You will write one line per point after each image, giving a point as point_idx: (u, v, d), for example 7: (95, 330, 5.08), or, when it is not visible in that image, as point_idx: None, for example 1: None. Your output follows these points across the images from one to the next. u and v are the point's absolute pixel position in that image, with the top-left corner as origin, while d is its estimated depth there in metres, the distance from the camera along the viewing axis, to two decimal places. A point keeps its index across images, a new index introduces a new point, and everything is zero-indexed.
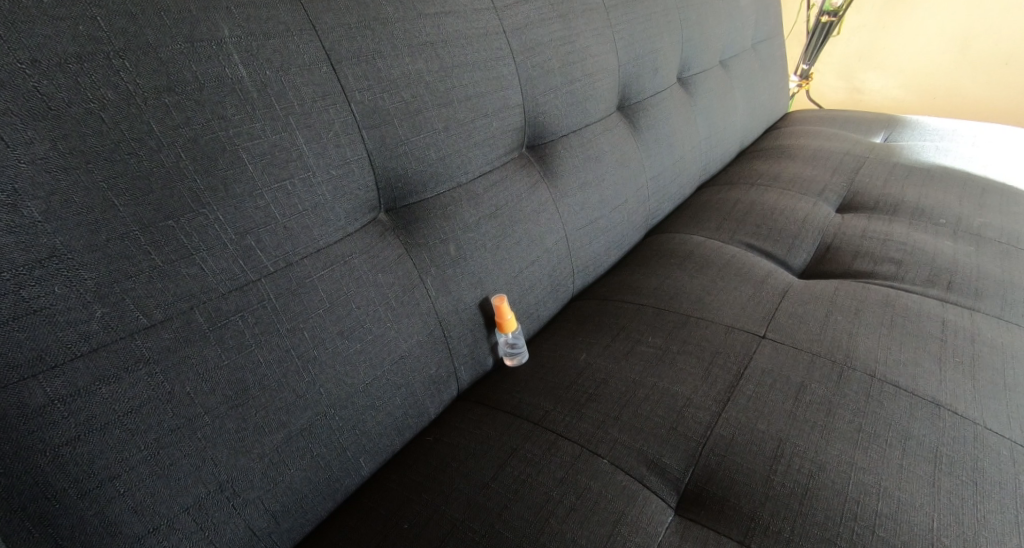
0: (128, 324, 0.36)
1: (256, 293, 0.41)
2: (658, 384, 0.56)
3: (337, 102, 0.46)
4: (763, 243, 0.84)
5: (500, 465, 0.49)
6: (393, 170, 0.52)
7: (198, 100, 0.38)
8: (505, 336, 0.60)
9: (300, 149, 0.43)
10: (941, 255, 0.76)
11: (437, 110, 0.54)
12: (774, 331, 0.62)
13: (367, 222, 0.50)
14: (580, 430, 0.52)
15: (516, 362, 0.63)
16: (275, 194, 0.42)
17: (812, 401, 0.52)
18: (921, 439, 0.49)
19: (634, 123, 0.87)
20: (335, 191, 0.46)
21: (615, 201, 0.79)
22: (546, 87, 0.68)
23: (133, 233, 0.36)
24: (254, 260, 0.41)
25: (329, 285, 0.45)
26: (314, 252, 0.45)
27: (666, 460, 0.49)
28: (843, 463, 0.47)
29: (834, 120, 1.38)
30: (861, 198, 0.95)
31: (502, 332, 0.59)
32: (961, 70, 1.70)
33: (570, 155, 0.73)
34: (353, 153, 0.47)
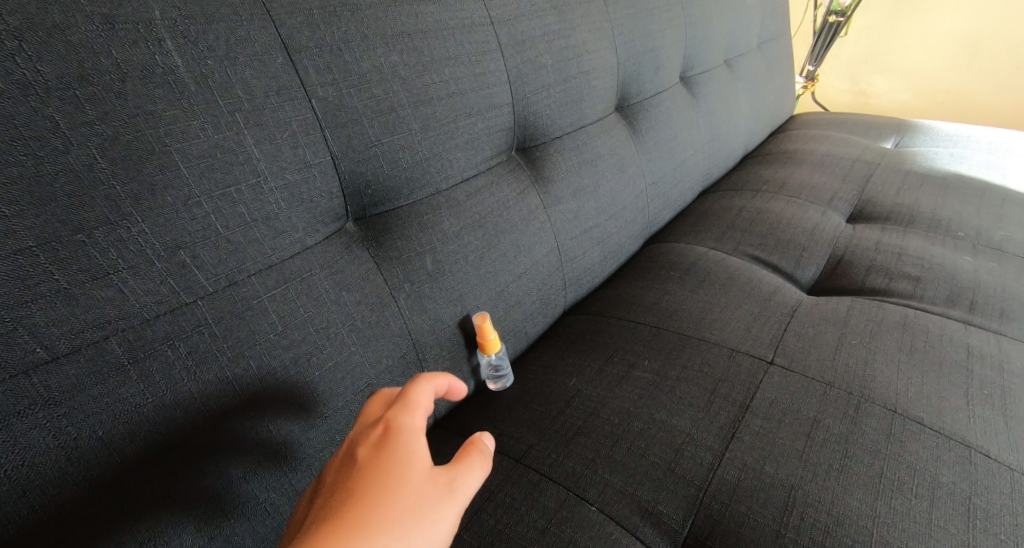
0: (25, 358, 0.30)
1: (191, 318, 0.35)
2: (654, 417, 0.50)
3: (295, 98, 0.40)
4: (770, 255, 0.78)
5: (475, 512, 0.44)
6: (362, 175, 0.46)
7: (117, 92, 0.32)
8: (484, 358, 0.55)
9: (248, 150, 0.37)
10: (961, 271, 0.71)
11: (415, 108, 0.49)
12: (782, 357, 0.56)
13: (331, 233, 0.45)
14: (566, 469, 0.46)
15: (500, 387, 0.57)
16: (216, 202, 0.36)
17: (825, 440, 0.47)
18: (951, 487, 0.44)
19: (633, 124, 0.82)
20: (291, 199, 0.40)
21: (611, 208, 0.74)
22: (538, 85, 0.62)
23: (29, 250, 0.30)
24: (189, 280, 0.35)
25: (281, 307, 0.40)
26: (265, 269, 0.39)
27: (662, 508, 0.44)
28: (865, 516, 0.42)
29: (842, 123, 1.32)
30: (873, 207, 0.90)
31: (483, 353, 0.54)
32: (970, 74, 1.65)
33: (563, 160, 0.67)
34: (313, 155, 0.42)
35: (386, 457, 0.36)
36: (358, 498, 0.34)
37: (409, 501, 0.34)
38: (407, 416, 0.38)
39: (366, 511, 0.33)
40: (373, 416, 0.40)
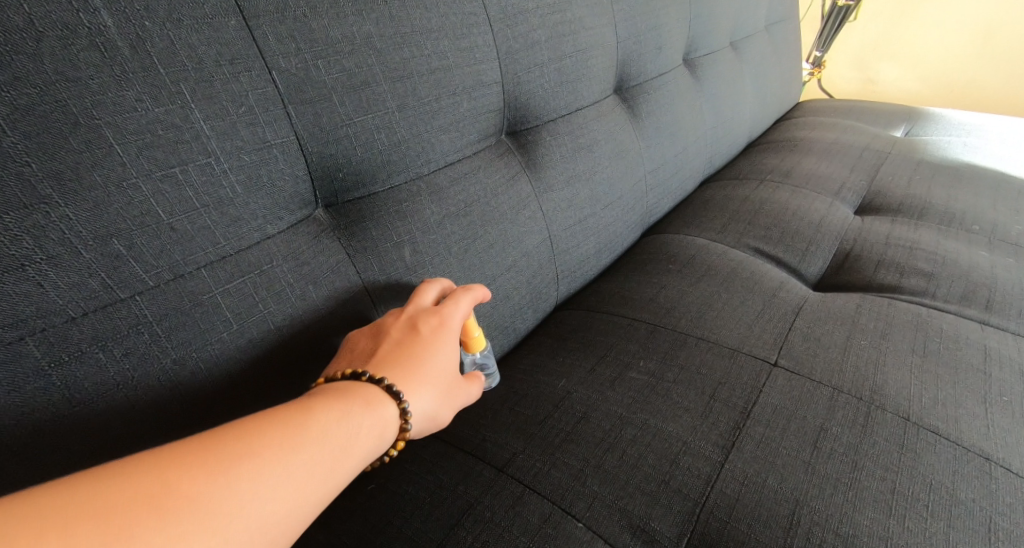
0: None
1: (127, 316, 0.31)
2: (649, 423, 0.46)
3: (252, 69, 0.36)
4: (773, 248, 0.74)
5: (450, 527, 0.40)
6: (333, 157, 0.42)
7: (34, 56, 0.28)
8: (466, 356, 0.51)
9: (196, 127, 0.33)
10: (977, 267, 0.67)
11: (393, 85, 0.44)
12: (787, 359, 0.53)
13: (297, 221, 0.41)
14: (551, 480, 0.43)
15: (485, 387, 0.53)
16: (157, 184, 0.32)
17: (833, 451, 0.44)
18: (970, 506, 0.40)
19: (633, 108, 0.77)
20: (249, 183, 0.36)
21: (608, 197, 0.70)
22: (531, 63, 0.58)
23: None
24: (124, 273, 0.31)
25: (236, 304, 0.36)
26: (217, 261, 0.35)
27: (654, 525, 0.40)
28: (876, 537, 0.38)
29: (851, 110, 1.27)
30: (882, 198, 0.86)
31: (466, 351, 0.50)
32: (982, 63, 1.59)
33: (557, 145, 0.63)
34: (275, 134, 0.37)
35: (443, 350, 0.43)
36: (420, 374, 0.41)
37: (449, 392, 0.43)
38: (458, 323, 0.44)
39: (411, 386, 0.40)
40: (425, 300, 0.45)
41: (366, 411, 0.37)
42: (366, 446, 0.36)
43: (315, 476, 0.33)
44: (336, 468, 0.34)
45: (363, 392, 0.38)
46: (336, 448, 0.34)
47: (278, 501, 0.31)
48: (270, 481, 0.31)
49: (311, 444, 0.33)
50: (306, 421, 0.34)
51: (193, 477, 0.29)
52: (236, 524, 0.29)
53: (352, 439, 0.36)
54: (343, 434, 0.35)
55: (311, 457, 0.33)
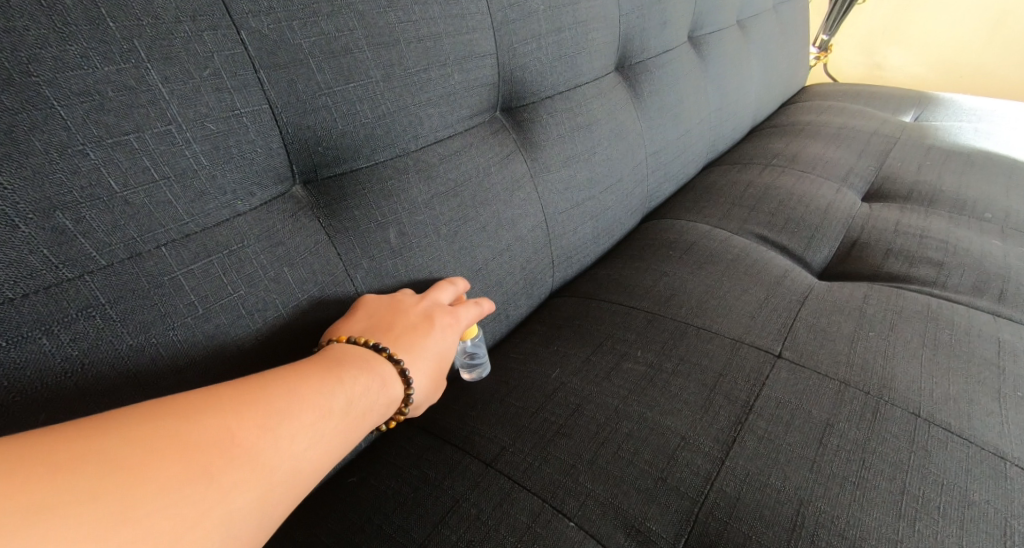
0: None
1: (78, 298, 0.29)
2: (646, 417, 0.44)
3: (218, 28, 0.32)
4: (778, 235, 0.72)
5: (434, 526, 0.38)
6: (310, 129, 0.39)
7: None
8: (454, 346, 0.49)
9: (154, 90, 0.30)
10: (989, 256, 0.64)
11: (377, 52, 0.41)
12: (792, 350, 0.50)
13: (271, 198, 0.38)
14: (542, 476, 0.41)
15: (478, 376, 0.52)
16: (109, 152, 0.29)
17: (839, 449, 0.41)
18: (984, 507, 0.38)
19: (634, 86, 0.74)
20: (216, 155, 0.33)
21: (607, 179, 0.67)
22: (528, 34, 0.55)
23: None
24: (74, 250, 0.28)
25: (203, 286, 0.33)
26: (180, 239, 0.32)
27: (651, 525, 0.38)
28: (885, 540, 0.36)
29: (858, 94, 1.24)
30: (891, 184, 0.83)
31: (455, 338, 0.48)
32: (993, 48, 1.56)
33: (554, 123, 0.60)
34: (244, 102, 0.34)
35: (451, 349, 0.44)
36: (427, 367, 0.41)
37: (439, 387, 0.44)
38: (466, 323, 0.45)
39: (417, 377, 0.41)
40: (443, 294, 0.45)
41: (379, 394, 0.38)
42: (387, 410, 0.39)
43: (351, 433, 0.35)
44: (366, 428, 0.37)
45: (381, 372, 0.38)
46: (368, 409, 0.37)
47: (324, 454, 0.33)
48: (318, 435, 0.33)
49: (348, 404, 0.35)
50: (342, 383, 0.35)
51: (254, 427, 0.30)
52: (292, 472, 0.31)
53: (380, 403, 0.38)
54: (372, 398, 0.37)
55: (350, 416, 0.35)
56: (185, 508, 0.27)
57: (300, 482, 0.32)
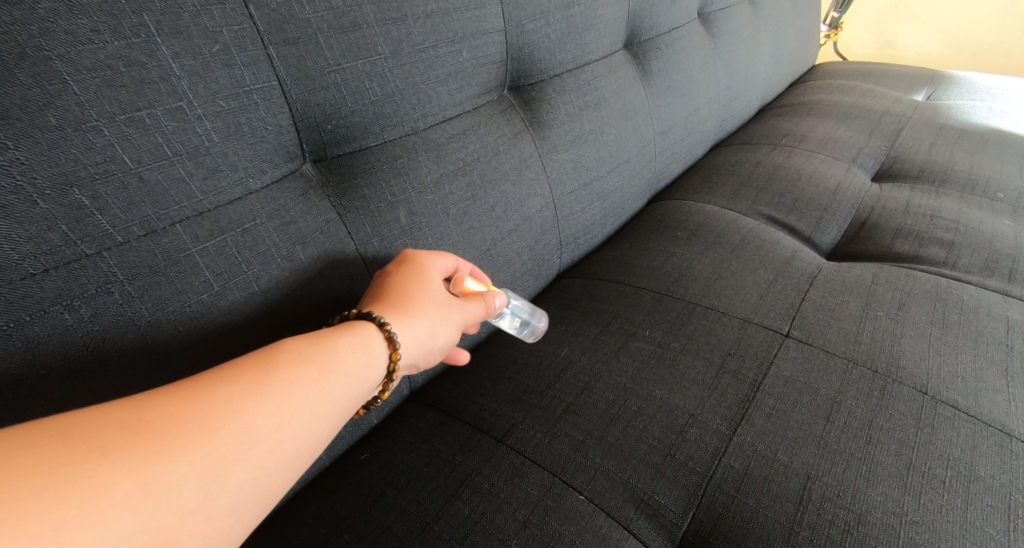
0: None
1: (96, 274, 0.29)
2: (654, 395, 0.45)
3: (226, 3, 0.32)
4: (786, 215, 0.71)
5: (447, 500, 0.39)
6: (320, 107, 0.38)
7: None
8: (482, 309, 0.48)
9: (164, 65, 0.30)
10: (1001, 236, 0.64)
11: (385, 29, 0.41)
12: (800, 329, 0.51)
13: (282, 176, 0.38)
14: (552, 452, 0.41)
15: (541, 328, 0.53)
16: (122, 128, 0.29)
17: (846, 425, 0.42)
18: (989, 482, 0.39)
19: (642, 64, 0.73)
20: (226, 131, 0.33)
21: (615, 159, 0.66)
22: (536, 10, 0.54)
23: None
24: (90, 226, 0.29)
25: (217, 264, 0.34)
26: (195, 216, 0.33)
27: (660, 499, 0.39)
28: (891, 514, 0.36)
29: (869, 73, 1.22)
30: (901, 164, 0.82)
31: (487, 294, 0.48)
32: (1008, 24, 1.53)
33: (562, 102, 0.59)
34: (253, 77, 0.34)
35: (420, 279, 0.40)
36: (402, 303, 0.39)
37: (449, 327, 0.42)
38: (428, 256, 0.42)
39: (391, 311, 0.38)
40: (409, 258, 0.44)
41: (366, 332, 0.36)
42: (363, 372, 0.35)
43: (312, 399, 0.32)
44: (334, 393, 0.33)
45: (350, 325, 0.36)
46: (331, 372, 0.33)
47: (278, 420, 0.30)
48: (266, 402, 0.30)
49: (298, 367, 0.32)
50: (285, 348, 0.32)
51: (179, 400, 0.28)
52: (234, 442, 0.28)
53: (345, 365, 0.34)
54: (333, 359, 0.34)
55: (306, 380, 0.32)
56: (99, 488, 0.24)
57: (255, 453, 0.29)
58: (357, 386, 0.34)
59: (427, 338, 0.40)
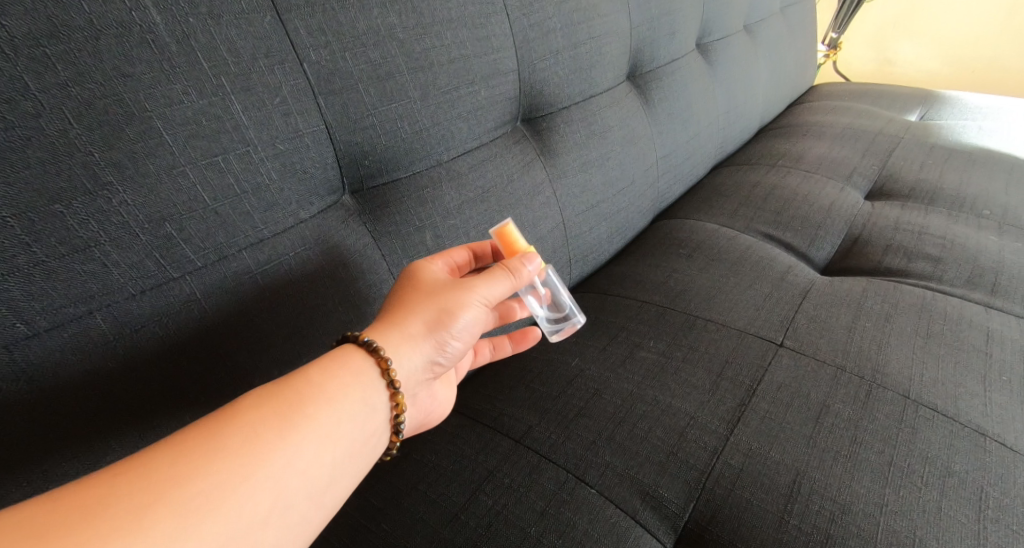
0: (3, 333, 0.29)
1: (178, 294, 0.35)
2: (658, 399, 0.49)
3: (284, 61, 0.37)
4: (782, 233, 0.76)
5: (472, 493, 0.43)
6: (359, 146, 0.44)
7: (93, 53, 0.30)
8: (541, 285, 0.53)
9: (235, 117, 0.35)
10: (985, 252, 0.68)
11: (415, 75, 0.46)
12: (793, 339, 0.55)
13: (326, 207, 0.43)
14: (566, 451, 0.46)
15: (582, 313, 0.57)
16: (203, 171, 0.34)
17: (834, 426, 0.46)
18: (964, 477, 0.42)
19: (645, 94, 0.78)
20: (282, 170, 0.38)
21: (619, 182, 0.71)
22: (546, 50, 0.59)
23: (3, 220, 0.28)
24: (174, 254, 0.34)
25: (274, 284, 0.39)
26: (256, 243, 0.38)
27: (663, 492, 0.43)
28: (872, 504, 0.41)
29: (865, 94, 1.27)
30: (893, 183, 0.87)
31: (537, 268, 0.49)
32: (1004, 41, 1.57)
33: (570, 131, 0.65)
34: (306, 123, 0.39)
35: (408, 289, 0.43)
36: (395, 314, 0.42)
37: (441, 298, 0.43)
38: (424, 263, 0.45)
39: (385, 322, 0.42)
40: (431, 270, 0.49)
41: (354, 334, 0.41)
42: (339, 398, 0.38)
43: (286, 436, 0.35)
44: (311, 424, 0.36)
45: (339, 357, 0.39)
46: (303, 406, 0.36)
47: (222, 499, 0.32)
48: (213, 482, 0.32)
49: (269, 408, 0.35)
50: (249, 416, 0.35)
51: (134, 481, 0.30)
52: (173, 524, 0.30)
53: (318, 395, 0.37)
54: (303, 393, 0.36)
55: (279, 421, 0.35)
56: None
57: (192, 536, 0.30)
58: (336, 414, 0.37)
59: (415, 317, 0.42)
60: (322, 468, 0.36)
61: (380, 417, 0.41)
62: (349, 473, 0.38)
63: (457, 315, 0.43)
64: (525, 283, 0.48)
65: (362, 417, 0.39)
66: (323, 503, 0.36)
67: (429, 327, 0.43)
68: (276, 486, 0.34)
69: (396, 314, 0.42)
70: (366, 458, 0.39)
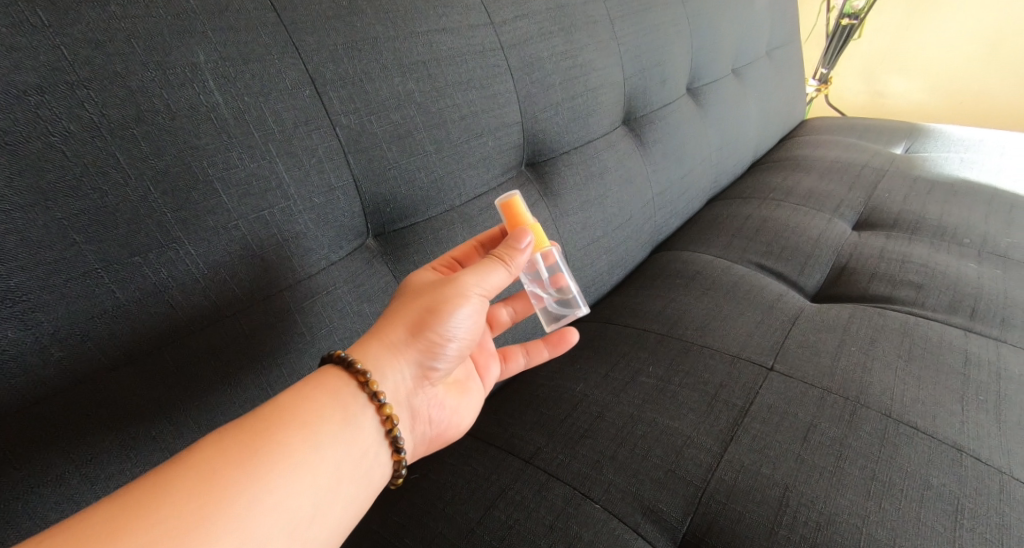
0: (91, 366, 0.34)
1: (230, 330, 0.40)
2: (656, 420, 0.53)
3: (321, 127, 0.43)
4: (774, 262, 0.81)
5: (487, 508, 0.47)
6: (382, 195, 0.49)
7: (169, 130, 0.36)
8: (549, 272, 0.56)
9: (280, 177, 0.41)
10: (964, 278, 0.72)
11: (430, 132, 0.52)
12: (782, 363, 0.59)
13: (353, 250, 0.48)
14: (572, 469, 0.50)
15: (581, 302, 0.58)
16: (252, 224, 0.40)
17: (820, 444, 0.50)
18: (940, 489, 0.46)
19: (639, 136, 0.84)
20: (317, 220, 0.44)
21: (618, 218, 0.77)
22: (547, 103, 0.65)
23: (94, 272, 0.34)
24: (227, 295, 0.39)
25: (309, 319, 0.44)
26: (295, 283, 0.43)
27: (662, 506, 0.47)
28: (855, 515, 0.44)
29: (852, 128, 1.33)
30: (879, 214, 0.92)
31: (534, 247, 0.52)
32: (988, 73, 1.64)
33: (571, 174, 0.70)
34: (337, 178, 0.45)
35: (396, 301, 0.47)
36: (384, 323, 0.46)
37: (416, 305, 0.46)
38: (415, 275, 0.49)
39: (376, 331, 0.45)
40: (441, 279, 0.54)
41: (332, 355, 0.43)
42: (316, 426, 0.39)
43: (265, 470, 0.36)
44: (288, 455, 0.37)
45: (327, 376, 0.42)
46: (279, 438, 0.38)
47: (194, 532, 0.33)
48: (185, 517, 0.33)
49: (243, 443, 0.36)
50: (224, 449, 0.36)
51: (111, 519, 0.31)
52: None
53: (292, 425, 0.38)
54: (277, 425, 0.38)
55: (256, 455, 0.36)
56: None
57: None
58: (311, 445, 0.39)
59: (400, 324, 0.45)
60: (305, 497, 0.37)
61: (363, 445, 0.42)
62: (335, 499, 0.39)
63: (431, 322, 0.46)
64: (521, 264, 0.50)
65: (341, 443, 0.41)
66: (313, 529, 0.38)
67: (413, 333, 0.45)
68: (260, 519, 0.35)
69: (386, 322, 0.45)
70: (351, 484, 0.41)
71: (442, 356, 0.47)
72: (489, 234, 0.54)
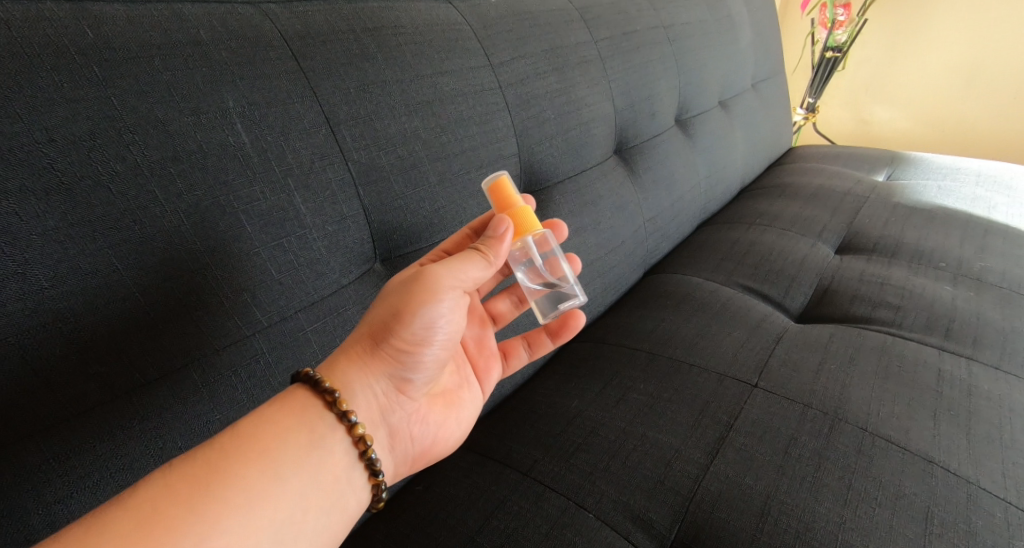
0: (126, 381, 0.38)
1: (250, 348, 0.43)
2: (647, 435, 0.56)
3: (335, 163, 0.47)
4: (760, 284, 0.84)
5: (486, 518, 0.50)
6: (389, 224, 0.53)
7: (201, 168, 0.40)
8: (543, 259, 0.58)
9: (297, 209, 0.45)
10: (940, 300, 0.76)
11: (434, 165, 0.56)
12: (766, 381, 0.62)
13: (362, 274, 0.52)
14: (567, 481, 0.52)
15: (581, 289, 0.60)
16: (272, 251, 0.44)
17: (800, 456, 0.53)
18: (912, 498, 0.49)
19: (630, 165, 0.89)
20: (330, 247, 0.48)
21: (611, 243, 0.81)
22: (542, 136, 0.70)
23: (133, 295, 0.37)
24: (248, 316, 0.43)
25: (321, 339, 0.47)
26: (309, 305, 0.47)
27: (652, 515, 0.50)
28: (832, 523, 0.47)
29: (837, 156, 1.39)
30: (860, 239, 0.96)
31: (521, 229, 0.53)
32: (968, 103, 1.70)
33: (566, 201, 0.74)
34: (349, 209, 0.49)
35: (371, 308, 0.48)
36: (358, 334, 0.47)
37: (384, 317, 0.46)
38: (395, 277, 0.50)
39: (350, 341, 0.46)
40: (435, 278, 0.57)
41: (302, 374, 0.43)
42: (275, 456, 0.40)
43: (217, 507, 0.37)
44: (244, 489, 0.38)
45: (293, 400, 0.43)
46: (234, 471, 0.38)
47: None
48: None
49: (198, 476, 0.37)
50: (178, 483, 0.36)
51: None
52: None
53: (246, 457, 0.39)
54: (230, 459, 0.39)
55: (209, 493, 0.37)
56: None
57: None
58: (268, 477, 0.39)
59: (368, 337, 0.46)
60: (264, 532, 0.38)
61: (328, 472, 0.43)
62: (299, 532, 0.40)
63: (397, 334, 0.46)
64: (500, 255, 0.51)
65: (305, 472, 0.41)
66: None
67: (381, 345, 0.46)
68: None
69: (361, 331, 0.47)
70: (315, 514, 0.41)
71: (414, 367, 0.48)
72: (481, 219, 0.57)
